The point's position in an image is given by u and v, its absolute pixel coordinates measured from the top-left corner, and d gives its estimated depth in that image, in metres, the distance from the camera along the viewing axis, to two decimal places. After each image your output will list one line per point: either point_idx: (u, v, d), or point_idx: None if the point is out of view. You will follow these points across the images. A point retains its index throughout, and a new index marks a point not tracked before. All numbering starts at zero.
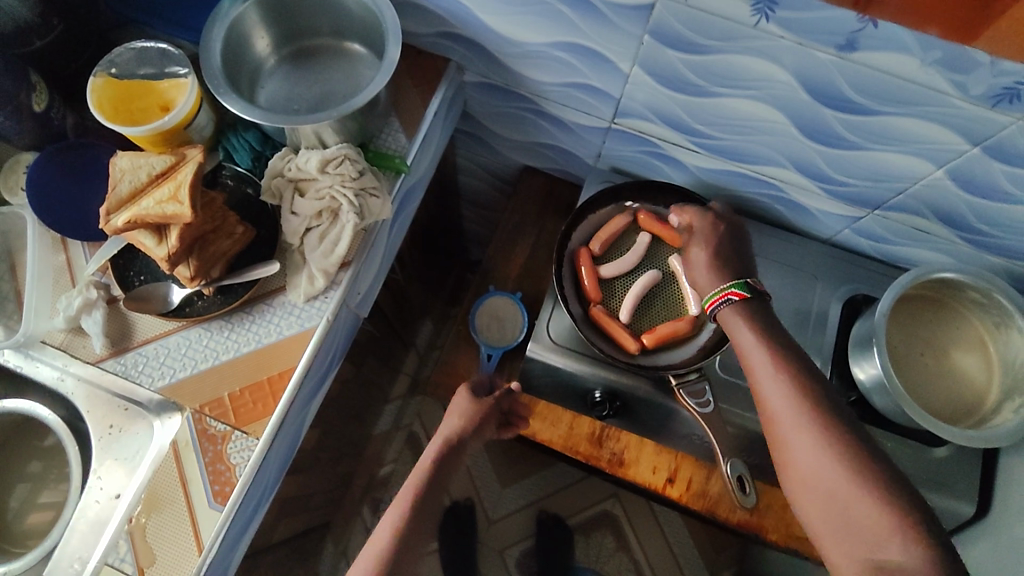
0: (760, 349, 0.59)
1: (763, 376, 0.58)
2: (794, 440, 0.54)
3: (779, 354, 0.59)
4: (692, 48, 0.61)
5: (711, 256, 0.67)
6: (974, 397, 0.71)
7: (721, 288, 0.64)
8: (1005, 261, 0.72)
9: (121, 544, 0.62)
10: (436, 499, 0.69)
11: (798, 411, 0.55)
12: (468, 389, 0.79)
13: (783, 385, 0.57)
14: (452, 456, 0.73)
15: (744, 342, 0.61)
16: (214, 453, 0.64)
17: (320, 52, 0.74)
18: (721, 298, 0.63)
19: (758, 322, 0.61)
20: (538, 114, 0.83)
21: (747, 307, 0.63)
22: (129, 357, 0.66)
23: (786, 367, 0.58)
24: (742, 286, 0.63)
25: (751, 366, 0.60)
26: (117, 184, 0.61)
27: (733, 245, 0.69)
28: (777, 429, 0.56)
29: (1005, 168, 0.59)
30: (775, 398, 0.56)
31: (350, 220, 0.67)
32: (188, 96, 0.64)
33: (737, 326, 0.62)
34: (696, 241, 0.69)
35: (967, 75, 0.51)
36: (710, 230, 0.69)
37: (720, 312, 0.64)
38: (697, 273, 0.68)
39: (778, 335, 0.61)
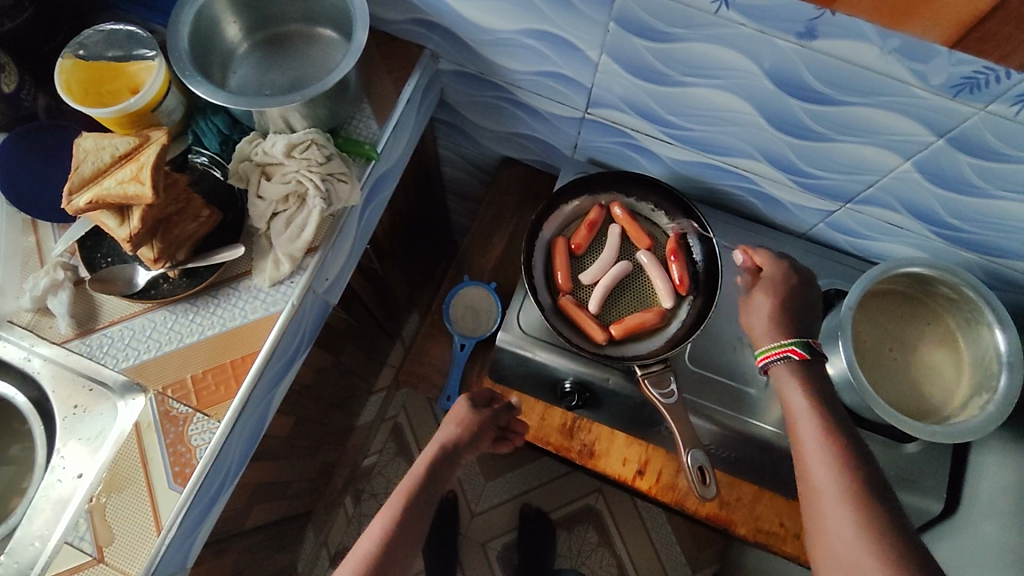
0: (810, 418, 0.59)
1: (808, 446, 0.58)
2: (824, 502, 0.54)
3: (830, 428, 0.58)
4: (657, 36, 0.60)
5: (773, 306, 0.67)
6: (942, 393, 0.70)
7: (782, 343, 0.64)
8: (978, 257, 0.72)
9: (81, 523, 0.62)
10: (432, 498, 0.71)
11: (839, 481, 0.54)
12: (467, 399, 0.80)
13: (827, 456, 0.56)
14: (445, 463, 0.75)
15: (794, 405, 0.61)
16: (175, 434, 0.64)
17: (292, 38, 0.74)
18: (778, 353, 0.64)
19: (813, 390, 0.61)
20: (513, 103, 0.83)
21: (803, 367, 0.63)
22: (95, 338, 0.67)
23: (836, 442, 0.57)
24: (804, 346, 0.63)
25: (799, 436, 0.59)
26: (80, 164, 0.62)
27: (799, 299, 0.68)
28: (814, 500, 0.55)
29: (970, 159, 0.59)
30: (818, 469, 0.56)
31: (316, 205, 0.67)
32: (156, 78, 0.64)
33: (788, 387, 0.63)
34: (761, 290, 0.69)
35: (926, 64, 0.51)
36: (779, 280, 0.69)
37: (773, 369, 0.64)
38: (757, 321, 0.67)
39: (830, 402, 0.61)
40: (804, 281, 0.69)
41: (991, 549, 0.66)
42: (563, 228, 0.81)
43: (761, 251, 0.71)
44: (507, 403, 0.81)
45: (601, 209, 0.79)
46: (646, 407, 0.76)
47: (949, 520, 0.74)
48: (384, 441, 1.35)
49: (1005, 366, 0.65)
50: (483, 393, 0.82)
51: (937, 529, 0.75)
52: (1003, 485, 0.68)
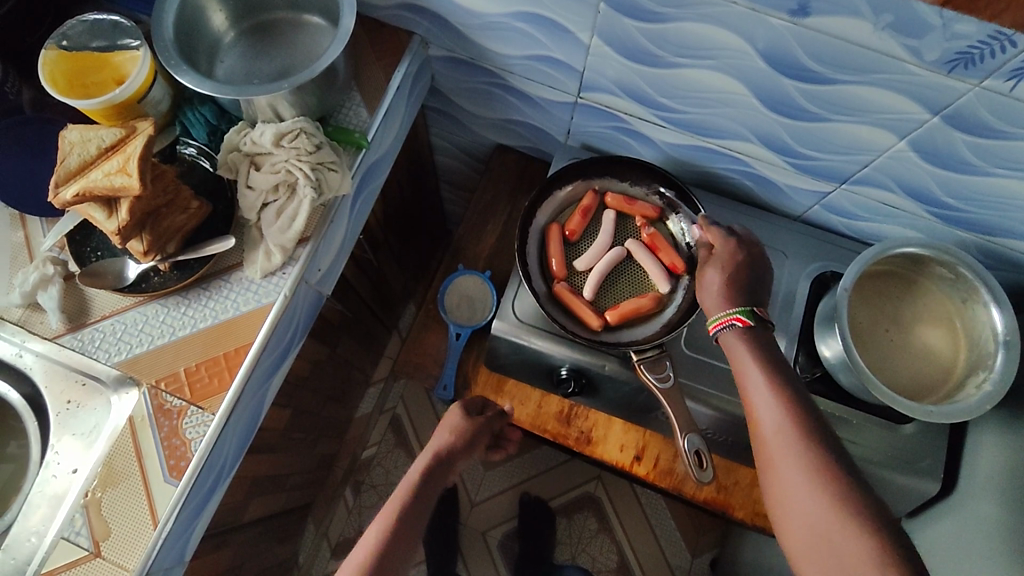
0: (759, 375, 0.59)
1: (758, 399, 0.58)
2: (783, 470, 0.54)
3: (775, 383, 0.58)
4: (647, 16, 0.60)
5: (724, 280, 0.65)
6: (939, 374, 0.69)
7: (728, 312, 0.63)
8: (974, 236, 0.71)
9: (77, 518, 0.62)
10: (427, 503, 0.72)
11: (786, 434, 0.55)
12: (461, 407, 0.81)
13: (775, 410, 0.57)
14: (440, 469, 0.75)
15: (741, 365, 0.61)
16: (169, 428, 0.64)
17: (278, 26, 0.73)
18: (726, 322, 0.63)
19: (761, 348, 0.61)
20: (504, 89, 0.82)
21: (751, 334, 0.62)
22: (86, 332, 0.66)
23: (783, 394, 0.58)
24: (750, 315, 0.62)
25: (747, 390, 0.60)
26: (66, 157, 0.61)
27: (751, 272, 0.66)
28: (767, 454, 0.56)
29: (965, 137, 0.58)
30: (768, 423, 0.57)
31: (307, 194, 0.66)
32: (142, 68, 0.63)
33: (737, 350, 0.62)
34: (712, 265, 0.67)
35: (920, 40, 0.50)
36: (729, 256, 0.67)
37: (723, 337, 0.64)
38: (707, 295, 0.66)
39: (775, 359, 0.60)
40: (756, 254, 0.67)
41: (990, 528, 0.66)
42: (557, 215, 0.80)
43: (713, 227, 0.70)
44: (500, 411, 0.82)
45: (595, 195, 0.79)
46: (643, 393, 0.76)
47: (948, 500, 0.74)
48: (383, 433, 1.35)
49: (1001, 345, 0.65)
50: (476, 400, 0.83)
51: (936, 509, 0.75)
52: (1000, 465, 0.68)
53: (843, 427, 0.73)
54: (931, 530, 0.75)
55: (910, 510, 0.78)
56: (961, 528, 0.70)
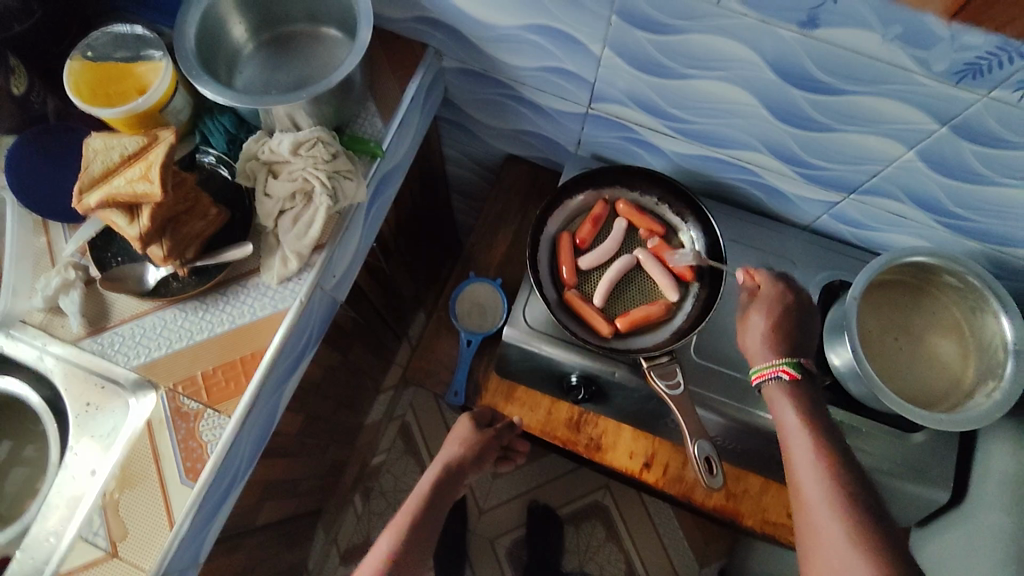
0: (804, 434, 0.60)
1: (801, 459, 0.59)
2: (825, 532, 0.54)
3: (822, 445, 0.59)
4: (659, 28, 0.61)
5: (770, 326, 0.66)
6: (949, 383, 0.70)
7: (775, 363, 0.63)
8: (983, 246, 0.71)
9: (95, 519, 0.63)
10: (439, 511, 0.75)
11: (830, 496, 0.55)
12: (470, 418, 0.84)
13: (819, 471, 0.57)
14: (450, 482, 0.79)
15: (786, 422, 0.61)
16: (186, 430, 0.64)
17: (295, 38, 0.75)
18: (772, 373, 0.63)
19: (805, 406, 0.62)
20: (517, 100, 0.84)
21: (796, 387, 0.63)
22: (107, 336, 0.67)
23: (829, 457, 0.58)
24: (796, 367, 0.63)
25: (791, 450, 0.60)
26: (90, 164, 0.63)
27: (797, 322, 0.66)
28: (808, 516, 0.56)
29: (973, 147, 0.59)
30: (811, 483, 0.57)
31: (323, 203, 0.68)
32: (163, 78, 0.65)
33: (782, 406, 0.62)
34: (758, 308, 0.68)
35: (928, 51, 0.51)
36: (776, 298, 0.68)
37: (767, 387, 0.64)
38: (752, 339, 0.67)
39: (823, 417, 0.61)
40: (802, 301, 0.68)
41: (1002, 539, 0.66)
42: (568, 223, 0.81)
43: (760, 271, 0.70)
44: (509, 422, 0.85)
45: (606, 204, 0.80)
46: (653, 400, 0.76)
47: (958, 509, 0.74)
48: (393, 440, 1.35)
49: (1011, 353, 0.65)
50: (486, 411, 0.86)
51: (946, 517, 0.76)
52: (1011, 474, 0.68)
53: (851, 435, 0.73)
54: (942, 539, 0.75)
55: (921, 519, 0.78)
56: (973, 538, 0.70)
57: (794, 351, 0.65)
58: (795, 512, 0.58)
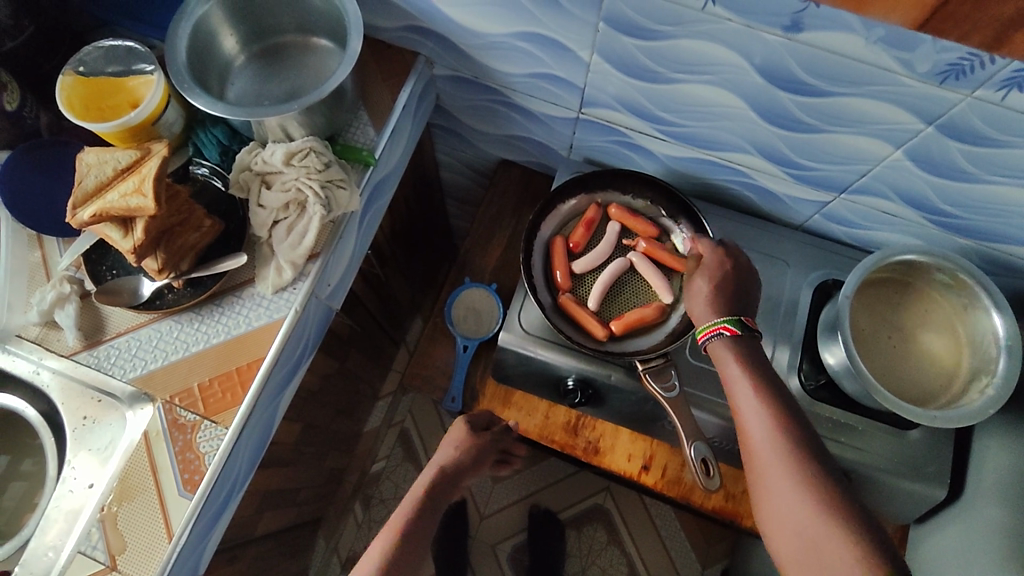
0: (746, 385, 0.59)
1: (747, 410, 0.59)
2: (772, 480, 0.55)
3: (763, 392, 0.58)
4: (646, 34, 0.61)
5: (712, 288, 0.66)
6: (943, 381, 0.70)
7: (716, 321, 0.63)
8: (975, 243, 0.72)
9: (93, 532, 0.63)
10: (434, 514, 0.74)
11: (776, 446, 0.55)
12: (467, 421, 0.82)
13: (765, 422, 0.57)
14: (446, 484, 0.77)
15: (729, 373, 0.61)
16: (183, 442, 0.65)
17: (287, 49, 0.76)
18: (714, 331, 0.63)
19: (746, 356, 0.61)
20: (508, 106, 0.84)
21: (739, 341, 0.62)
22: (102, 350, 0.68)
23: (772, 406, 0.58)
24: (737, 324, 0.63)
25: (737, 402, 0.60)
26: (83, 178, 0.63)
27: (739, 282, 0.67)
28: (756, 463, 0.57)
29: (960, 146, 0.59)
30: (757, 431, 0.57)
31: (317, 212, 0.68)
32: (156, 92, 0.65)
33: (725, 358, 0.62)
34: (701, 274, 0.68)
35: (911, 52, 0.52)
36: (716, 265, 0.68)
37: (711, 344, 0.64)
38: (695, 304, 0.66)
39: (763, 365, 0.61)
40: (743, 268, 0.68)
41: (1000, 535, 0.66)
42: (561, 227, 0.82)
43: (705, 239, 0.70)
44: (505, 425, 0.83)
45: (598, 208, 0.80)
46: (649, 402, 0.77)
47: (956, 505, 0.75)
48: (392, 447, 1.35)
49: (1004, 350, 0.66)
50: (483, 415, 0.85)
51: (944, 514, 0.76)
52: (1007, 471, 0.68)
53: (847, 433, 0.73)
54: (941, 536, 0.76)
55: (920, 516, 0.79)
56: (971, 535, 0.70)
57: (736, 310, 0.65)
58: (745, 460, 0.59)
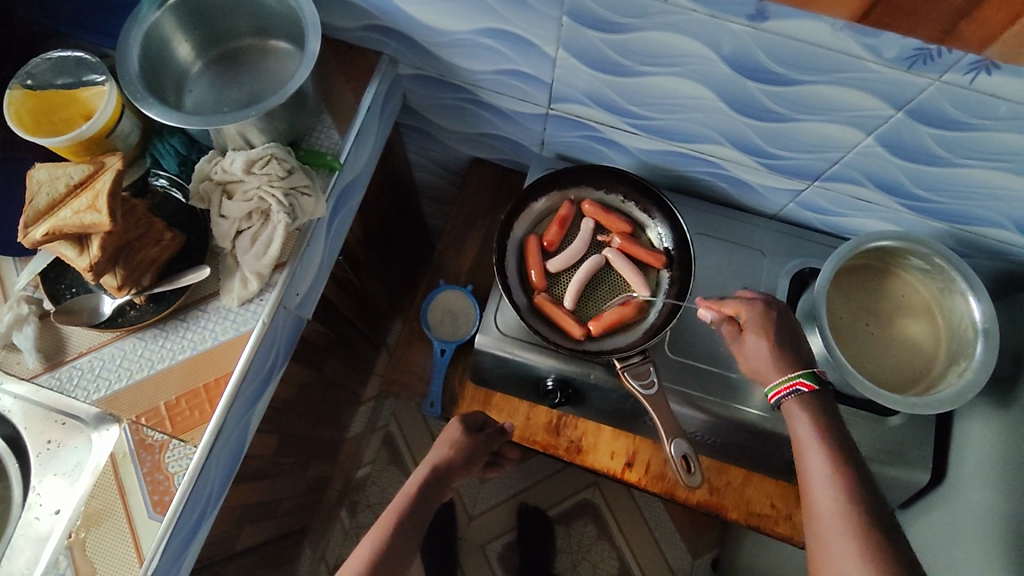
0: (818, 449, 0.57)
1: (815, 476, 0.56)
2: (838, 552, 0.52)
3: (839, 460, 0.56)
4: (611, 27, 0.60)
5: (771, 344, 0.62)
6: (921, 365, 0.70)
7: (791, 377, 0.60)
8: (949, 226, 0.72)
9: (61, 560, 0.62)
10: (422, 520, 0.74)
11: (845, 518, 0.53)
12: (460, 422, 0.82)
13: (833, 489, 0.55)
14: (438, 483, 0.78)
15: (801, 435, 0.59)
16: (152, 463, 0.63)
17: (244, 53, 0.73)
18: (790, 388, 0.60)
19: (822, 419, 0.59)
20: (476, 104, 0.83)
21: (814, 399, 0.60)
22: (64, 370, 0.65)
23: (844, 474, 0.55)
24: (811, 378, 0.60)
25: (805, 466, 0.58)
26: (35, 196, 0.61)
27: (793, 331, 0.63)
28: (820, 533, 0.54)
29: (931, 130, 0.59)
30: (824, 501, 0.55)
31: (281, 221, 0.66)
32: (108, 103, 0.63)
33: (798, 418, 0.60)
34: (753, 329, 0.63)
35: (877, 39, 0.51)
36: (766, 316, 0.63)
37: (785, 404, 0.61)
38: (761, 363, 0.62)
39: (839, 431, 0.59)
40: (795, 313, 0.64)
41: (983, 517, 0.66)
42: (534, 226, 0.80)
43: (744, 300, 0.65)
44: (500, 427, 0.83)
45: (571, 204, 0.79)
46: (629, 400, 0.76)
47: (938, 488, 0.75)
48: (377, 452, 1.34)
49: (980, 333, 0.66)
50: (476, 415, 0.83)
51: (927, 497, 0.76)
52: (987, 454, 0.68)
53: None
54: (924, 519, 0.76)
55: (903, 501, 0.79)
56: (954, 518, 0.70)
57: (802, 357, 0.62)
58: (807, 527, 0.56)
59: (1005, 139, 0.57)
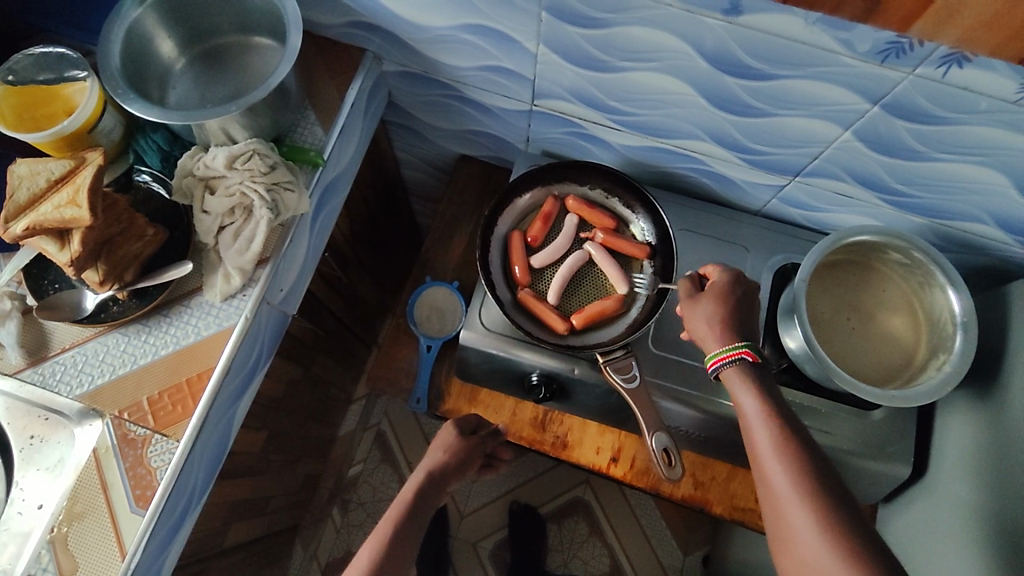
0: (763, 421, 0.58)
1: (762, 448, 0.57)
2: (793, 520, 0.52)
3: (782, 428, 0.57)
4: (589, 23, 0.60)
5: (723, 312, 0.65)
6: (901, 360, 0.70)
7: (734, 346, 0.62)
8: (929, 221, 0.72)
9: (43, 554, 0.62)
10: (423, 517, 0.73)
11: (793, 484, 0.53)
12: (454, 425, 0.81)
13: (780, 457, 0.55)
14: (433, 488, 0.77)
15: (746, 409, 0.60)
16: (134, 457, 0.63)
17: (227, 50, 0.74)
18: (732, 356, 0.61)
19: (763, 390, 0.60)
20: (461, 101, 0.83)
21: (753, 370, 0.61)
22: (47, 366, 0.66)
23: (789, 442, 0.56)
24: (756, 352, 0.62)
25: (753, 439, 0.58)
26: (16, 191, 0.61)
27: (745, 307, 0.66)
28: (775, 504, 0.54)
29: (907, 125, 0.59)
30: (773, 471, 0.55)
31: (263, 216, 0.66)
32: (89, 98, 0.63)
33: (741, 392, 0.61)
34: (710, 296, 0.66)
35: (850, 33, 0.51)
36: (726, 288, 0.66)
37: (723, 372, 0.63)
38: (703, 328, 0.65)
39: (781, 400, 0.59)
40: (750, 292, 0.67)
41: (963, 510, 0.67)
42: (519, 222, 0.81)
43: (715, 264, 0.69)
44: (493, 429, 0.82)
45: (555, 200, 0.79)
46: (613, 395, 0.76)
47: (921, 482, 0.75)
48: (369, 450, 1.34)
49: (959, 326, 0.66)
50: (471, 418, 0.83)
51: (911, 490, 0.76)
52: (967, 447, 0.69)
53: (812, 416, 0.73)
54: (908, 513, 0.76)
55: (887, 494, 0.79)
56: (935, 511, 0.71)
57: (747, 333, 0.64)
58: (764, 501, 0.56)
59: (980, 132, 0.57)
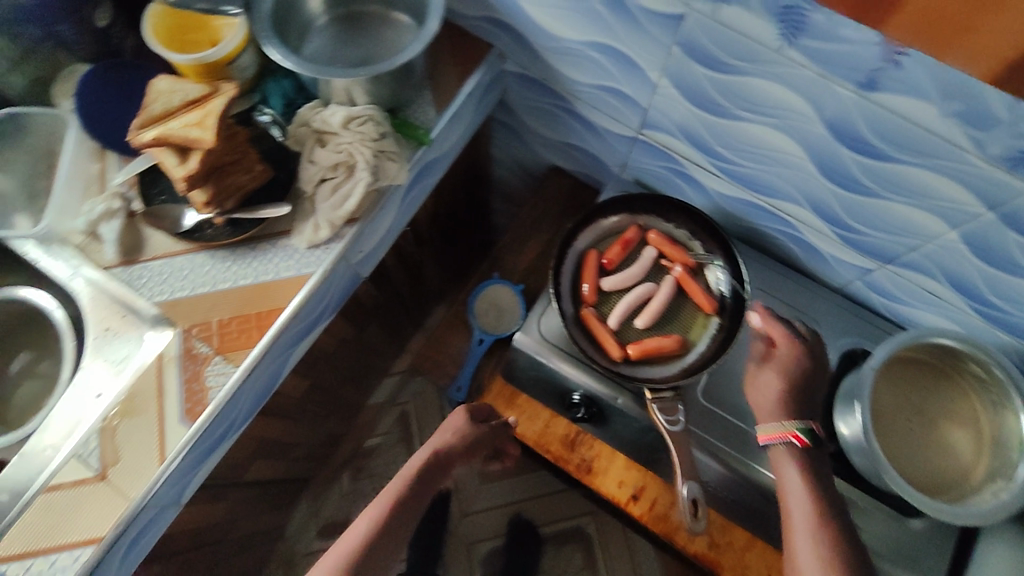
0: (803, 496, 0.62)
1: (796, 521, 0.61)
2: None
3: (820, 508, 0.61)
4: (719, 66, 0.61)
5: (783, 388, 0.68)
6: (956, 473, 0.67)
7: (788, 427, 0.65)
8: (1017, 341, 0.69)
9: (92, 440, 0.65)
10: (422, 498, 0.75)
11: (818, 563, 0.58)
12: (466, 410, 0.83)
13: (811, 534, 0.60)
14: (437, 468, 0.78)
15: (788, 484, 0.64)
16: (193, 372, 0.66)
17: (367, 18, 0.77)
18: (783, 437, 0.65)
19: (809, 471, 0.64)
20: (569, 113, 0.85)
21: (804, 452, 0.65)
22: (137, 269, 0.70)
23: (823, 524, 0.60)
24: (807, 433, 0.65)
25: (788, 511, 0.62)
26: (152, 103, 0.66)
27: (809, 383, 0.68)
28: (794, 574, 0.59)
29: (1020, 239, 0.57)
30: (802, 546, 0.59)
31: (363, 178, 0.69)
32: (236, 34, 0.68)
33: (786, 468, 0.64)
34: (770, 367, 0.69)
35: (985, 133, 0.50)
36: (789, 361, 0.69)
37: (773, 448, 0.66)
38: (763, 398, 0.69)
39: (826, 486, 0.63)
40: (817, 363, 0.69)
41: None
42: (598, 242, 0.82)
43: (779, 326, 0.70)
44: (505, 420, 0.84)
45: (638, 229, 0.80)
46: (649, 433, 0.76)
47: None
48: (391, 426, 1.36)
49: None
50: (483, 406, 0.85)
51: None
52: None
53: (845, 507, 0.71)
54: None
55: None
56: None
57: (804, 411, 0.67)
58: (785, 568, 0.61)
59: None
